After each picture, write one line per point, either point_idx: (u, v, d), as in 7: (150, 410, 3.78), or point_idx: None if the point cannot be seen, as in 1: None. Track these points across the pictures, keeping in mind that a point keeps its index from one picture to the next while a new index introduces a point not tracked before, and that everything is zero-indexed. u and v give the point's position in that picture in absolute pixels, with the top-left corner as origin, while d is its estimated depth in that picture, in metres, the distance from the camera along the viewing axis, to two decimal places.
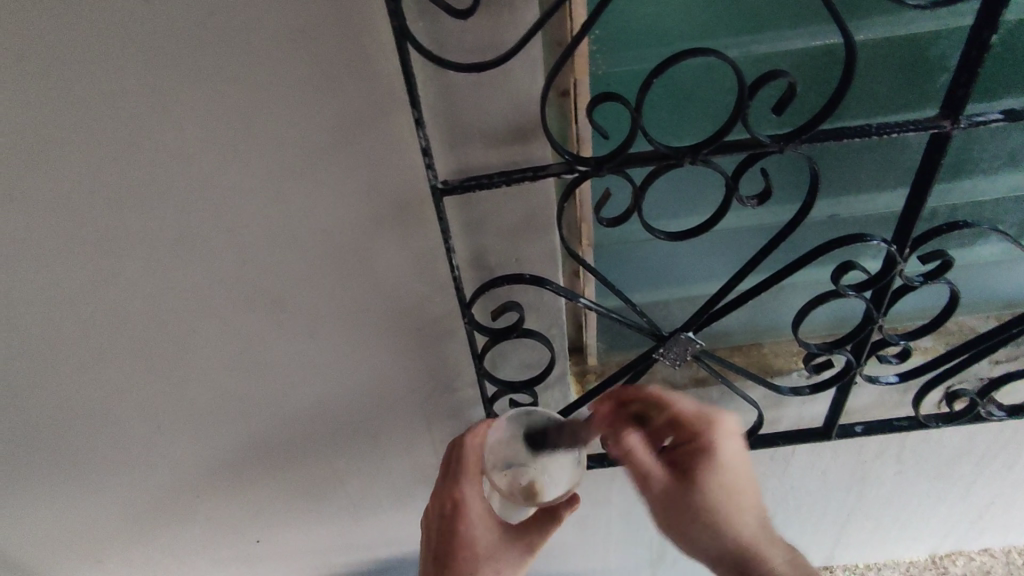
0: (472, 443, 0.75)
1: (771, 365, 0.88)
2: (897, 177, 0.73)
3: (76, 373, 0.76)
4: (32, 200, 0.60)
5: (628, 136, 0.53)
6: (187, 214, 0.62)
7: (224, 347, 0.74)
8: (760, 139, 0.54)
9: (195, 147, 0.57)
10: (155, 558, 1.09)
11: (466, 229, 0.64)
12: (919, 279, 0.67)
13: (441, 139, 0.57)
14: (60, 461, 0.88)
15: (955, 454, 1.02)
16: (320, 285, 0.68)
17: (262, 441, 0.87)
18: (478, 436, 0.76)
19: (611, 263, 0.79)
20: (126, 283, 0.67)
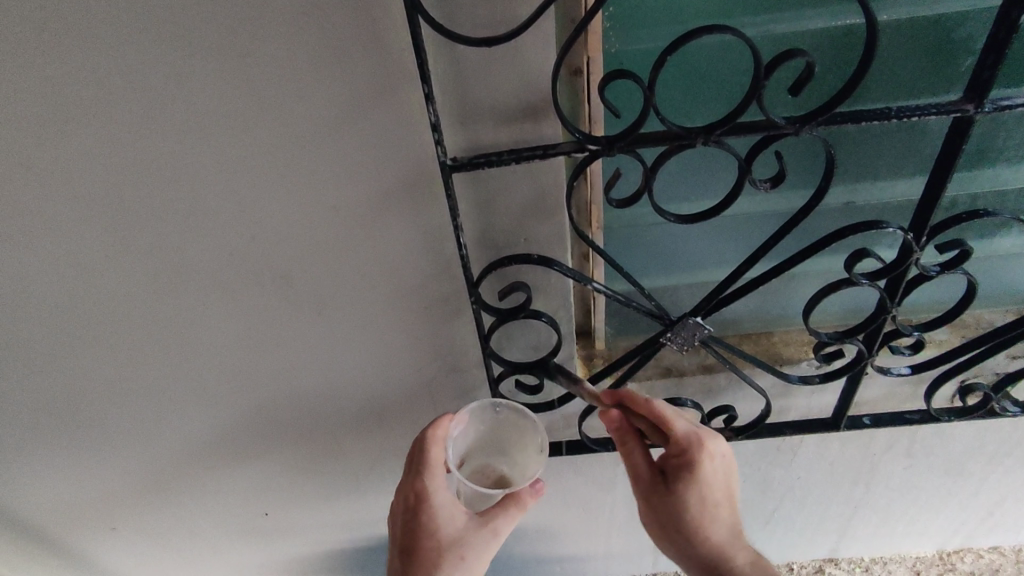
0: (436, 437, 0.74)
1: (781, 353, 0.87)
2: (916, 163, 0.72)
3: (91, 343, 0.77)
4: (46, 171, 0.61)
5: (639, 115, 0.52)
6: (198, 187, 0.62)
7: (235, 321, 0.75)
8: (775, 121, 0.54)
9: (205, 120, 0.58)
10: (167, 527, 1.12)
11: (474, 208, 0.64)
12: (936, 269, 0.66)
13: (451, 115, 0.57)
14: (77, 429, 0.90)
15: (967, 449, 1.01)
16: (329, 262, 0.69)
17: (271, 415, 0.89)
18: (441, 429, 0.74)
19: (620, 246, 0.78)
20: (140, 256, 0.68)
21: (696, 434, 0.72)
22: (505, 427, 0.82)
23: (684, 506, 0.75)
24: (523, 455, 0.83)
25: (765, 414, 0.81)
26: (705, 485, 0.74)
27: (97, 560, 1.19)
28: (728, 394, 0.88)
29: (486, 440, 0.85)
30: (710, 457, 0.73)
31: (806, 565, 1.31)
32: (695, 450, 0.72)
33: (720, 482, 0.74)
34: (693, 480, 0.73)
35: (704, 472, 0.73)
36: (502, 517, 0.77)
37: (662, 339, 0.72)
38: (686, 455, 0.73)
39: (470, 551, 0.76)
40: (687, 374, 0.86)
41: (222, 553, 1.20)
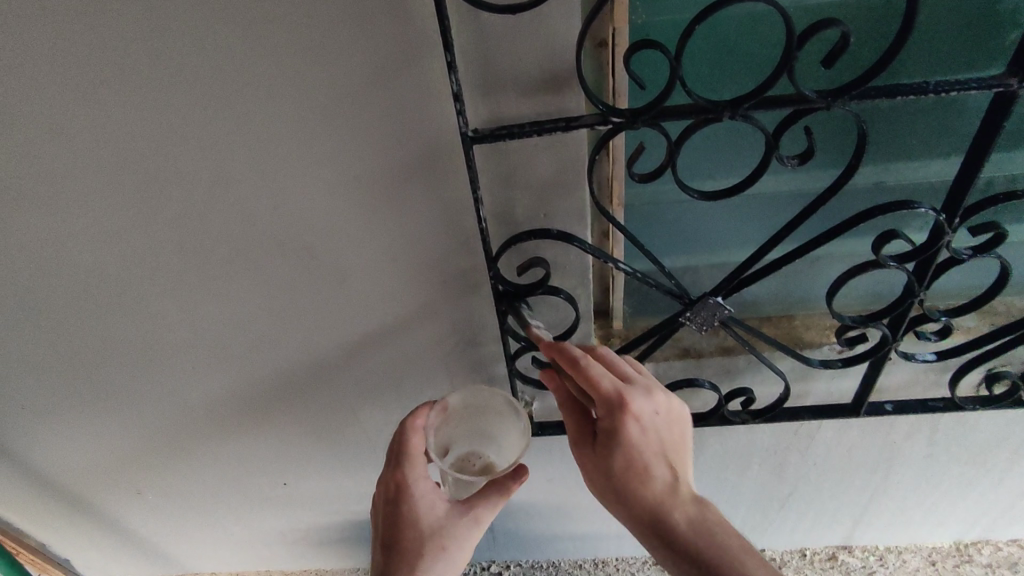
0: (414, 426, 0.76)
1: (801, 337, 0.86)
2: (952, 142, 0.69)
3: (118, 310, 0.79)
4: (74, 138, 0.62)
5: (665, 86, 0.51)
6: (222, 156, 0.63)
7: (256, 291, 0.76)
8: (806, 95, 0.52)
9: (229, 88, 0.58)
10: (190, 492, 1.15)
11: (494, 181, 0.64)
12: (967, 252, 0.64)
13: (474, 86, 0.57)
14: (107, 394, 0.93)
15: (990, 440, 0.99)
16: (349, 233, 0.69)
17: (291, 386, 0.90)
18: (420, 418, 0.77)
19: (641, 224, 0.77)
20: (166, 225, 0.69)
21: (619, 393, 0.66)
22: (488, 412, 0.80)
23: (620, 477, 0.69)
24: (507, 440, 0.80)
25: (784, 397, 0.80)
26: (638, 450, 0.68)
27: (122, 522, 1.23)
28: (746, 376, 0.87)
29: (469, 427, 0.81)
30: (636, 417, 0.67)
31: (819, 552, 1.30)
32: (618, 411, 0.66)
33: (652, 442, 0.68)
34: (622, 445, 0.67)
35: (630, 433, 0.67)
36: (484, 505, 0.79)
37: (681, 318, 0.71)
38: (610, 416, 0.67)
39: (451, 540, 0.78)
40: (705, 354, 0.85)
41: (242, 520, 1.24)
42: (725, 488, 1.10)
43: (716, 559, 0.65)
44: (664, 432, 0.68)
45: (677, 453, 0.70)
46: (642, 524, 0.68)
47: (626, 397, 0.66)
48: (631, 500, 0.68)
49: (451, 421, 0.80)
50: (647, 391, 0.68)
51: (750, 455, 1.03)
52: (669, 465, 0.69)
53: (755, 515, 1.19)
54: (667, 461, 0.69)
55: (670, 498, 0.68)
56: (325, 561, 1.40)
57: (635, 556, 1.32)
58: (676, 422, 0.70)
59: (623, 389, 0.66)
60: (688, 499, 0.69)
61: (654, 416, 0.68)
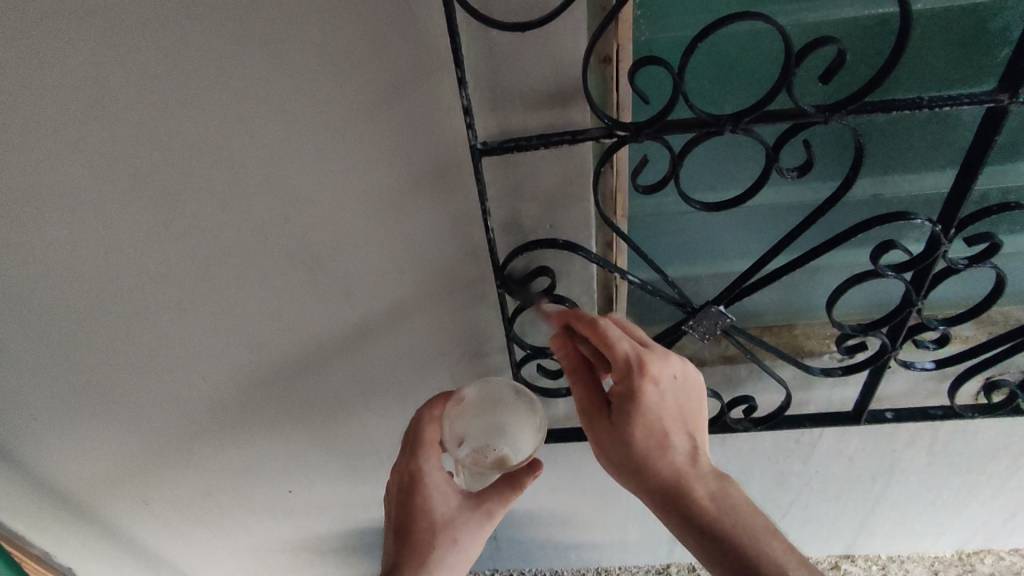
0: (431, 414, 0.79)
1: (802, 346, 0.87)
2: (947, 155, 0.71)
3: (129, 319, 0.80)
4: (92, 150, 0.63)
5: (668, 101, 0.53)
6: (236, 168, 0.64)
7: (266, 300, 0.77)
8: (805, 109, 0.53)
9: (244, 103, 0.59)
10: (193, 501, 1.15)
11: (501, 192, 0.65)
12: (963, 262, 0.65)
13: (483, 100, 0.58)
14: (115, 402, 0.94)
15: (990, 448, 1.00)
16: (359, 244, 0.70)
17: (297, 394, 0.91)
18: (436, 407, 0.79)
19: (644, 234, 0.79)
20: (179, 236, 0.70)
21: (637, 356, 0.66)
22: (502, 405, 0.79)
23: (636, 444, 0.68)
24: (521, 434, 0.78)
25: (786, 405, 0.81)
26: (653, 416, 0.68)
27: (126, 531, 1.24)
28: (748, 384, 0.88)
29: (483, 418, 0.78)
30: (654, 380, 0.67)
31: (821, 561, 1.30)
32: (635, 374, 0.66)
33: (670, 404, 0.69)
34: (637, 411, 0.67)
35: (648, 395, 0.67)
36: (496, 499, 0.80)
37: (684, 326, 0.73)
38: (626, 380, 0.67)
39: (463, 533, 0.78)
40: (707, 363, 0.86)
41: (246, 529, 1.24)
42: None
43: (735, 528, 0.66)
44: (681, 397, 0.69)
45: (693, 418, 0.71)
46: (660, 495, 0.68)
47: (644, 360, 0.67)
48: (649, 469, 0.68)
49: (466, 413, 0.78)
50: (664, 356, 0.68)
51: (753, 464, 1.04)
52: (685, 430, 0.70)
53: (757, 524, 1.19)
54: (683, 427, 0.70)
55: (687, 468, 0.69)
56: (328, 571, 1.40)
57: (638, 565, 1.33)
58: (692, 390, 0.70)
59: (642, 350, 0.67)
60: (704, 469, 0.69)
61: (670, 380, 0.68)
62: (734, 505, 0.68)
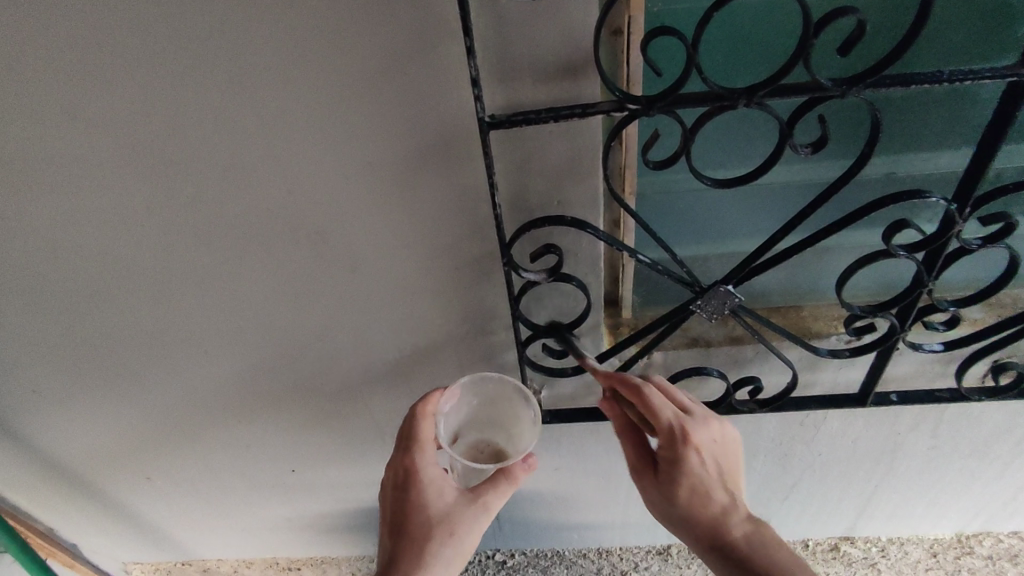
0: (425, 410, 0.79)
1: (809, 327, 0.86)
2: (964, 135, 0.70)
3: (132, 294, 0.80)
4: (92, 120, 0.62)
5: (682, 74, 0.52)
6: (238, 141, 0.63)
7: (269, 276, 0.76)
8: (821, 82, 0.52)
9: (247, 73, 0.58)
10: (198, 477, 1.16)
11: (509, 167, 0.64)
12: (977, 242, 0.64)
13: (491, 71, 0.57)
14: (120, 378, 0.94)
15: (995, 432, 1.00)
16: (364, 219, 0.69)
17: (302, 371, 0.91)
18: (430, 403, 0.80)
19: (653, 212, 0.78)
20: (182, 210, 0.70)
21: (679, 424, 0.71)
22: (497, 402, 0.86)
23: (681, 499, 0.73)
24: (515, 428, 0.87)
25: (791, 387, 0.81)
26: (696, 475, 0.72)
27: (131, 507, 1.25)
28: (754, 365, 0.87)
29: (478, 417, 0.89)
30: (695, 446, 0.71)
31: (821, 543, 1.31)
32: (679, 443, 0.71)
33: (712, 467, 0.73)
34: (682, 471, 0.72)
35: (691, 459, 0.71)
36: (492, 491, 0.79)
37: (691, 306, 0.72)
38: (670, 445, 0.72)
39: (460, 526, 0.78)
40: (714, 344, 0.85)
41: (249, 507, 1.25)
42: None
43: (771, 568, 0.71)
44: (721, 457, 0.73)
45: (732, 473, 0.75)
46: (704, 545, 0.74)
47: (686, 427, 0.71)
48: (693, 521, 0.74)
49: (463, 410, 0.87)
50: (705, 421, 0.73)
51: (755, 445, 1.04)
52: (726, 488, 0.74)
53: (758, 505, 1.20)
54: (725, 486, 0.74)
55: (727, 514, 0.73)
56: (330, 549, 1.42)
57: (639, 545, 1.34)
58: (731, 447, 0.75)
59: (683, 419, 0.71)
60: (742, 512, 0.74)
61: (711, 443, 0.72)
62: (778, 551, 0.73)
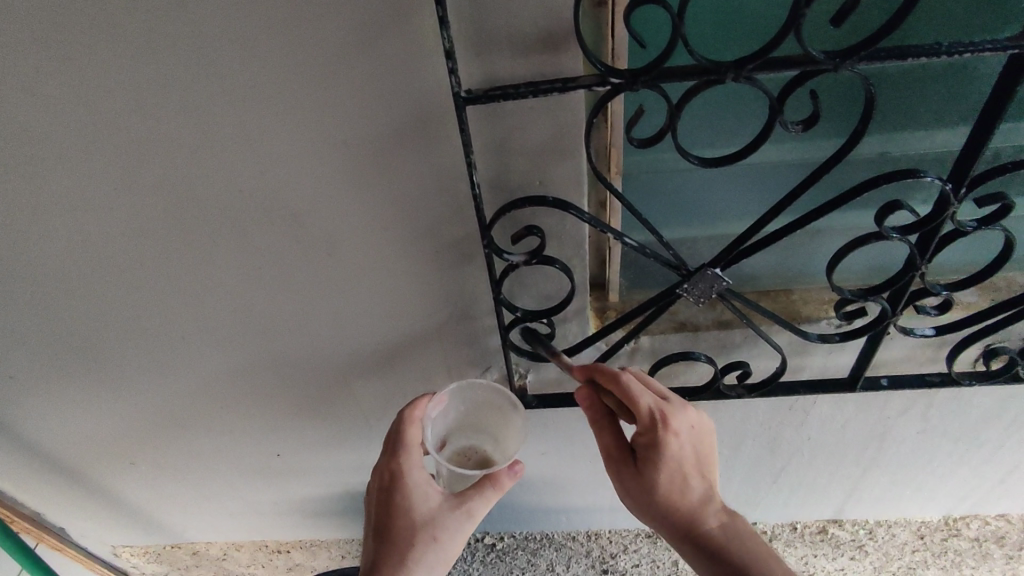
0: (413, 416, 0.80)
1: (800, 311, 0.84)
2: (961, 112, 0.68)
3: (103, 278, 0.77)
4: (47, 97, 0.59)
5: (666, 45, 0.49)
6: (203, 118, 0.60)
7: (244, 260, 0.74)
8: (813, 55, 0.49)
9: (210, 46, 0.55)
10: (183, 463, 1.15)
11: (488, 145, 0.62)
12: (972, 224, 0.62)
13: (467, 44, 0.54)
14: (97, 364, 0.91)
15: (984, 416, 0.99)
16: (340, 201, 0.67)
17: (283, 357, 0.89)
18: (418, 409, 0.80)
19: (640, 192, 0.75)
20: (148, 192, 0.67)
21: (661, 412, 0.71)
22: (485, 408, 0.87)
23: (661, 489, 0.74)
24: (502, 435, 0.87)
25: (780, 372, 0.79)
26: (676, 464, 0.73)
27: (117, 492, 1.23)
28: (743, 350, 0.86)
29: (465, 422, 0.89)
30: (676, 434, 0.72)
31: (809, 525, 1.32)
32: (659, 428, 0.71)
33: (689, 454, 0.74)
34: (662, 459, 0.72)
35: (671, 448, 0.72)
36: (477, 498, 0.80)
37: (678, 290, 0.70)
38: (652, 434, 0.72)
39: (443, 531, 0.79)
40: (702, 328, 0.84)
41: (237, 492, 1.24)
42: (719, 462, 1.11)
43: (741, 558, 0.76)
44: (699, 445, 0.74)
45: (707, 460, 0.76)
46: (677, 530, 0.76)
47: (667, 416, 0.71)
48: (670, 509, 0.75)
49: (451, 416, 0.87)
50: (685, 409, 0.73)
51: (745, 430, 1.03)
52: (701, 474, 0.76)
53: (747, 489, 1.20)
54: (700, 472, 0.76)
55: (702, 504, 0.76)
56: (320, 533, 1.41)
57: (628, 528, 1.34)
58: (707, 435, 0.76)
59: (665, 407, 0.71)
60: (716, 503, 0.77)
61: (690, 431, 0.73)
62: (741, 529, 0.77)
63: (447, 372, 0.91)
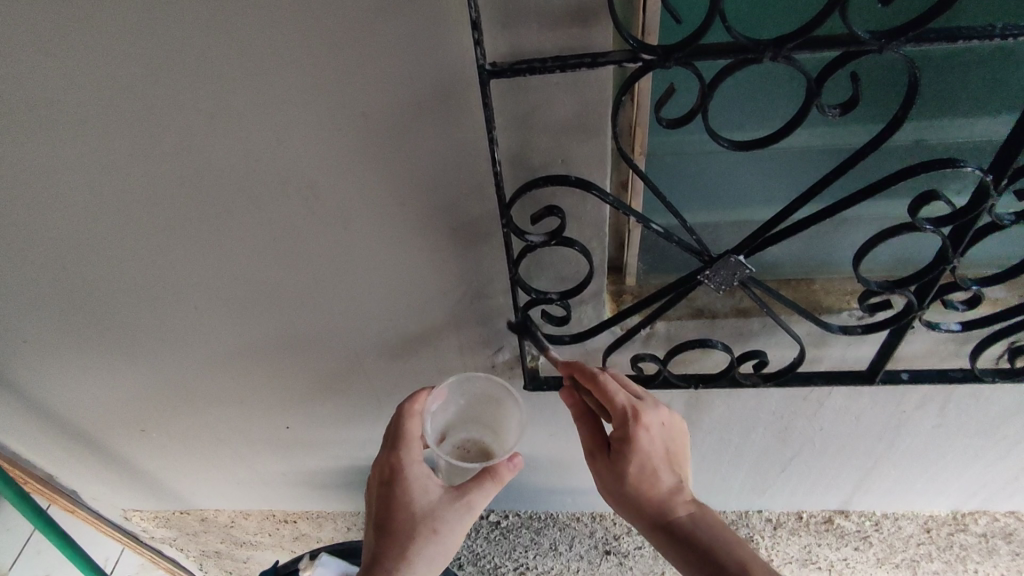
0: (413, 409, 0.82)
1: (821, 301, 0.82)
2: (1006, 99, 0.66)
3: (115, 246, 0.77)
4: (60, 59, 0.57)
5: (704, 21, 0.47)
6: (219, 86, 0.59)
7: (257, 232, 0.73)
8: (857, 34, 0.47)
9: (227, 11, 0.53)
10: (193, 432, 1.15)
11: (510, 121, 0.60)
12: (1009, 218, 0.60)
13: (494, 14, 0.52)
14: (110, 331, 0.92)
15: (1003, 413, 0.97)
16: (356, 174, 0.65)
17: (294, 330, 0.89)
18: (418, 402, 0.82)
19: (662, 174, 0.74)
20: (162, 161, 0.66)
21: (632, 406, 0.75)
22: (484, 403, 0.92)
23: (631, 479, 0.78)
24: (500, 430, 0.92)
25: (798, 362, 0.78)
26: (646, 456, 0.77)
27: (128, 458, 1.25)
28: (760, 338, 0.84)
29: (465, 416, 0.94)
30: (646, 429, 0.76)
31: (815, 515, 1.29)
32: (631, 423, 0.75)
33: (659, 448, 0.78)
34: (634, 453, 0.77)
35: (641, 442, 0.76)
36: (478, 490, 0.81)
37: (699, 276, 0.68)
38: (622, 427, 0.76)
39: (443, 523, 0.80)
40: (720, 315, 0.82)
41: (245, 462, 1.25)
42: (727, 449, 1.10)
43: (710, 547, 0.77)
44: (668, 439, 0.78)
45: (678, 455, 0.80)
46: (649, 523, 0.79)
47: (637, 411, 0.75)
48: (640, 500, 0.79)
49: (450, 412, 0.92)
50: (655, 405, 0.77)
51: (756, 419, 1.02)
52: (671, 468, 0.79)
53: (754, 476, 1.19)
54: (671, 465, 0.79)
55: (673, 494, 0.79)
56: (326, 504, 1.43)
57: None
58: (678, 429, 0.80)
59: (636, 403, 0.75)
60: (687, 495, 0.80)
61: (660, 426, 0.77)
62: (713, 521, 0.79)
63: (459, 351, 0.90)
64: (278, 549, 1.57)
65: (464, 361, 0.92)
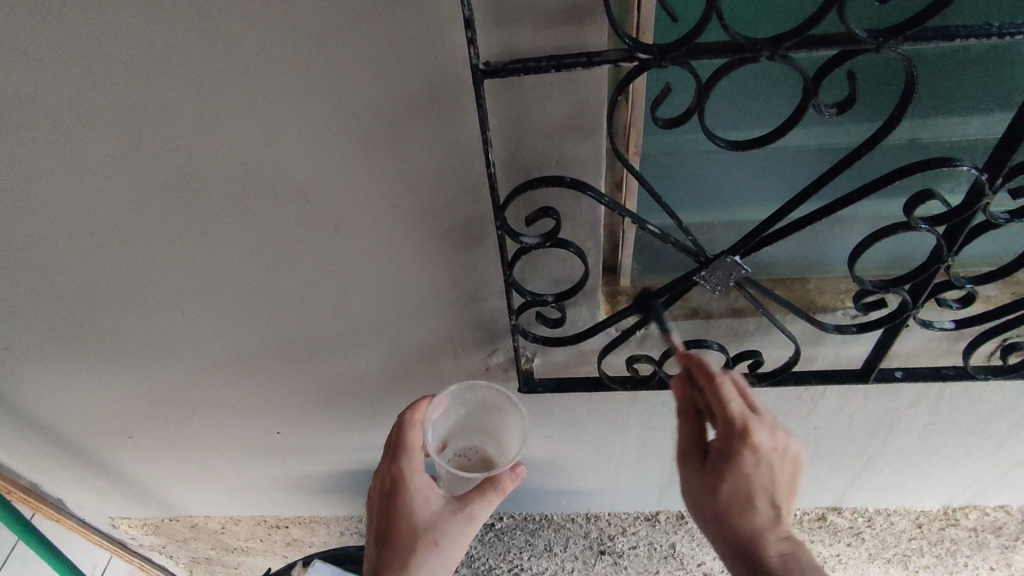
0: (413, 419, 0.80)
1: (815, 300, 0.82)
2: (998, 97, 0.66)
3: (100, 250, 0.75)
4: (41, 59, 0.56)
5: (701, 19, 0.46)
6: (205, 87, 0.57)
7: (246, 235, 0.71)
8: (855, 33, 0.47)
9: (213, 11, 0.52)
10: (182, 438, 1.13)
11: (504, 121, 0.59)
12: (1004, 216, 0.60)
13: (487, 13, 0.51)
14: (95, 337, 0.90)
15: (994, 409, 0.98)
16: (347, 176, 0.64)
17: (285, 334, 0.87)
18: (420, 411, 0.80)
19: (657, 174, 0.73)
20: (148, 163, 0.64)
21: (743, 423, 0.66)
22: (485, 412, 0.92)
23: (722, 499, 0.70)
24: (500, 438, 0.93)
25: (794, 362, 0.77)
26: (746, 479, 0.68)
27: (115, 465, 1.22)
28: (755, 338, 0.84)
29: (465, 424, 0.94)
30: (753, 451, 0.66)
31: (808, 513, 1.30)
32: (737, 441, 0.66)
33: (764, 474, 0.68)
34: (734, 474, 0.68)
35: (745, 464, 0.67)
36: (479, 501, 0.80)
37: (696, 277, 0.67)
38: (728, 441, 0.67)
39: (445, 535, 0.80)
40: (715, 315, 0.82)
41: (236, 468, 1.23)
42: None
43: None
44: (776, 466, 0.68)
45: (782, 486, 0.70)
46: (729, 546, 0.72)
47: (749, 430, 0.66)
48: (726, 522, 0.71)
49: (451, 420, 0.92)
50: (770, 427, 0.67)
51: None
52: (771, 498, 0.70)
53: None
54: (770, 495, 0.69)
55: (765, 524, 0.70)
56: (318, 509, 1.41)
57: (628, 512, 1.33)
58: (789, 457, 0.69)
59: (749, 420, 0.66)
60: (780, 528, 0.71)
61: (770, 451, 0.67)
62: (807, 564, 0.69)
63: (453, 354, 0.89)
64: (270, 555, 1.55)
65: (459, 364, 0.91)
